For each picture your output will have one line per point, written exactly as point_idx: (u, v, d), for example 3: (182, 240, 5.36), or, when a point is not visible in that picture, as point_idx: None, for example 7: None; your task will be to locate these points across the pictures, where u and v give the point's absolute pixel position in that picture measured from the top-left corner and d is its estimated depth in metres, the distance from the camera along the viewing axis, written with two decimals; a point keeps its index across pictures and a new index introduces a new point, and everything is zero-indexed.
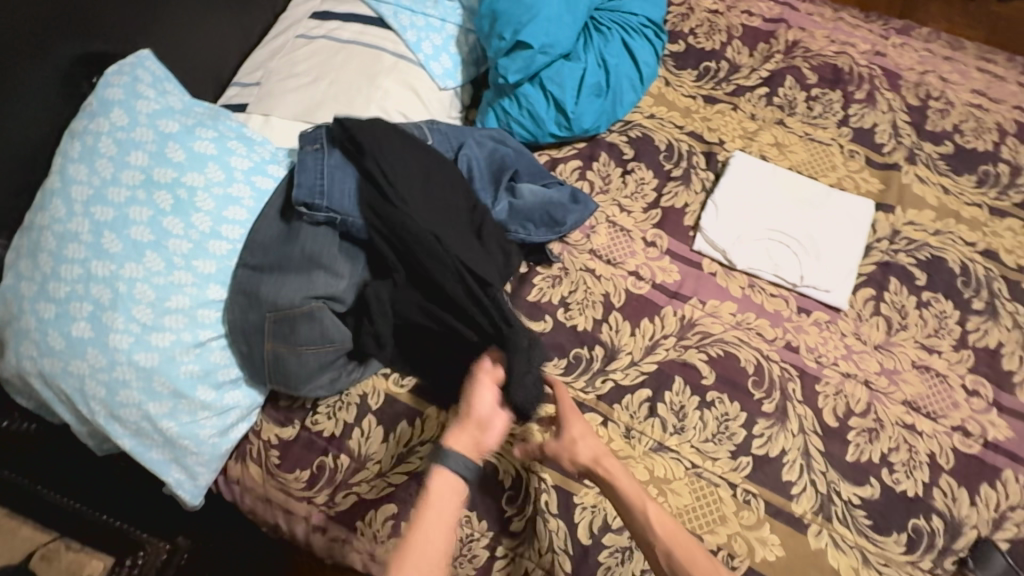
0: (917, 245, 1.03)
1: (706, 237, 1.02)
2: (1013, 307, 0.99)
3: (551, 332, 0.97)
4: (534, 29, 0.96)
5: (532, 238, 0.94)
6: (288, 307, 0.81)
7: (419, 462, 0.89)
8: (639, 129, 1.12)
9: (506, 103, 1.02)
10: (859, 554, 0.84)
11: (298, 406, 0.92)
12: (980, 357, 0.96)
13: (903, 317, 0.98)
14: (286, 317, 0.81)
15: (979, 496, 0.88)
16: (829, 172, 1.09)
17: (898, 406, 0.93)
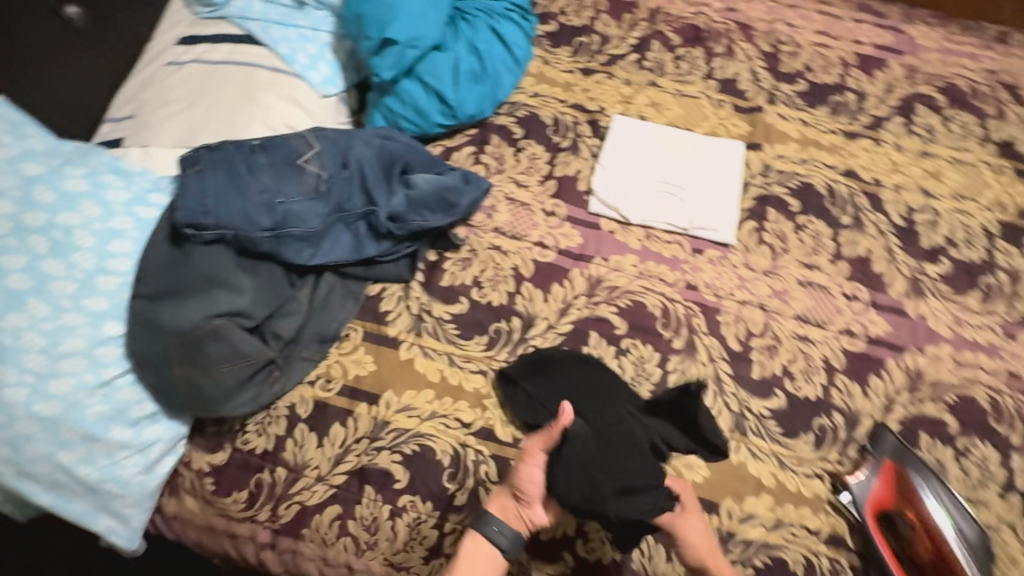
0: (787, 176, 1.13)
1: (599, 199, 1.09)
2: (875, 217, 1.10)
3: (468, 311, 1.00)
4: (398, 25, 0.98)
5: (431, 224, 0.97)
6: (190, 330, 0.81)
7: (357, 459, 0.90)
8: (525, 108, 1.17)
9: (388, 100, 1.05)
10: (775, 459, 0.92)
11: (226, 429, 0.91)
12: (854, 266, 1.06)
13: (784, 241, 1.08)
14: (190, 339, 0.81)
15: (870, 387, 0.98)
16: (702, 122, 1.17)
17: (791, 322, 1.02)
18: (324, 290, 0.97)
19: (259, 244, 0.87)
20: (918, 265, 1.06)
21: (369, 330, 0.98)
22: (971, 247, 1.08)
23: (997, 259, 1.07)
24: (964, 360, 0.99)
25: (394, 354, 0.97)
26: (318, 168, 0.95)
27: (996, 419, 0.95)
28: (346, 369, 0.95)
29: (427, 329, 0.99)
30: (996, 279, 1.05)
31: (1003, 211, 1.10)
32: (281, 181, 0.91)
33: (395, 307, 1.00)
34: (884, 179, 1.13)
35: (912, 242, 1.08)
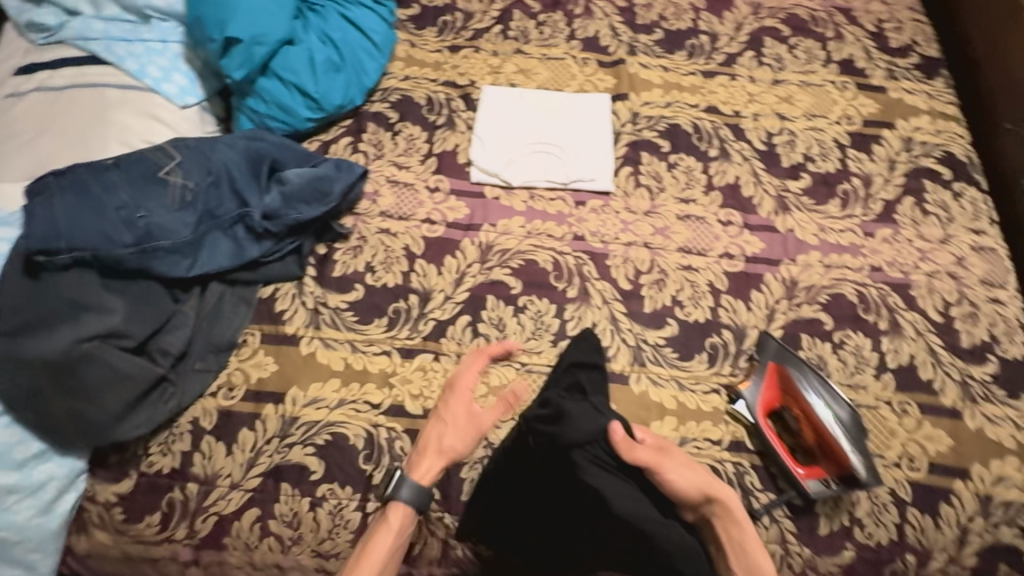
0: (655, 120, 1.18)
1: (480, 168, 1.11)
2: (739, 146, 1.17)
3: (364, 297, 1.01)
4: (239, 23, 0.98)
5: (309, 216, 0.97)
6: (60, 358, 0.81)
7: (270, 460, 0.90)
8: (398, 92, 1.17)
9: (249, 102, 1.04)
10: (675, 383, 0.98)
11: (128, 456, 0.88)
12: (725, 193, 1.13)
13: (660, 181, 1.13)
14: (65, 365, 0.81)
15: (753, 302, 1.04)
16: (570, 82, 1.21)
17: (675, 254, 1.08)
18: (212, 300, 0.95)
19: (125, 261, 0.87)
20: (782, 184, 1.14)
21: (266, 332, 0.97)
22: (827, 160, 1.16)
23: (850, 167, 1.16)
24: (831, 262, 1.07)
25: (295, 351, 0.97)
26: (183, 177, 0.93)
27: (864, 310, 1.04)
28: (247, 374, 0.94)
29: (325, 321, 0.99)
30: (851, 185, 1.14)
31: (850, 123, 1.20)
32: (142, 195, 0.90)
33: (289, 305, 0.99)
34: (743, 110, 1.20)
35: (774, 164, 1.16)
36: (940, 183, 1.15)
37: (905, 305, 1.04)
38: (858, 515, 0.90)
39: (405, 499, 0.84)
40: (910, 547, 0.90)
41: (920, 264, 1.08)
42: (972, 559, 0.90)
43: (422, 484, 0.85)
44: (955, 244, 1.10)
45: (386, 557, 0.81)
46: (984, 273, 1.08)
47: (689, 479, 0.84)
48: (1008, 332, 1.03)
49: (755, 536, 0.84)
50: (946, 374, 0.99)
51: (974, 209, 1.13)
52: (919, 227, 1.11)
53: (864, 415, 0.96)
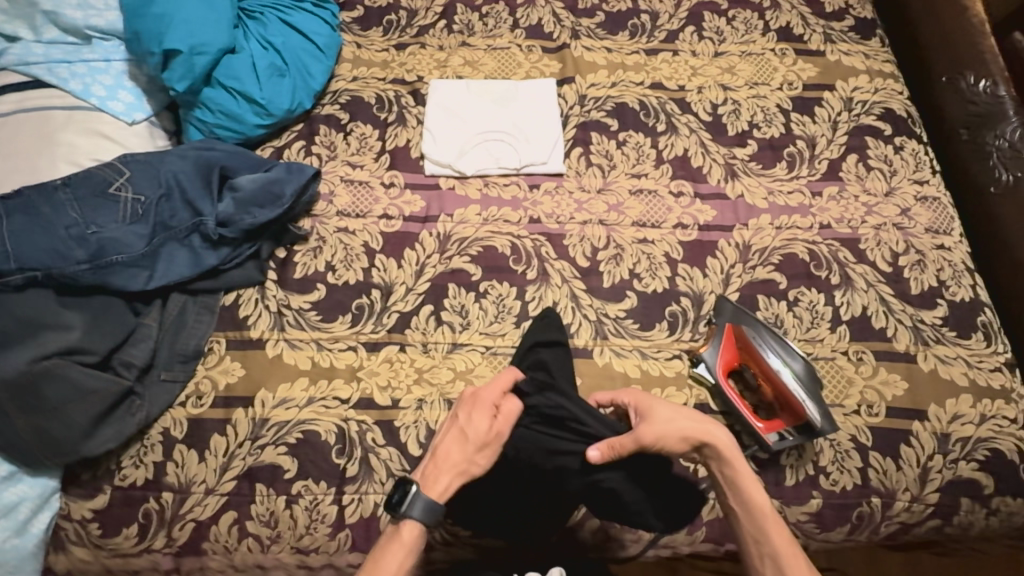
0: (602, 101, 1.21)
1: (432, 160, 1.13)
2: (685, 119, 1.20)
3: (327, 296, 1.02)
4: (176, 35, 1.00)
5: (262, 219, 0.98)
6: (18, 377, 0.81)
7: (243, 462, 0.90)
8: (347, 94, 1.18)
9: (198, 114, 1.06)
10: (638, 353, 1.00)
11: (101, 472, 0.89)
12: (675, 165, 1.15)
13: (611, 159, 1.16)
14: (24, 384, 0.82)
15: (709, 268, 1.07)
16: (516, 70, 1.23)
17: (630, 229, 1.10)
18: (174, 311, 0.96)
19: (79, 278, 0.88)
20: (729, 152, 1.17)
21: (231, 338, 0.98)
22: (771, 126, 1.19)
23: (794, 130, 1.19)
24: (782, 224, 1.10)
25: (261, 355, 0.97)
26: (134, 192, 0.94)
27: (816, 267, 1.07)
28: (215, 381, 0.95)
29: (290, 322, 1.00)
30: (796, 147, 1.17)
31: (792, 88, 1.23)
32: (93, 212, 0.91)
33: (253, 310, 1.00)
34: (687, 84, 1.23)
35: (720, 133, 1.18)
36: (881, 139, 1.18)
37: (855, 259, 1.07)
38: (822, 463, 0.93)
39: (415, 515, 0.77)
40: (874, 490, 0.93)
41: (867, 218, 1.11)
42: (933, 496, 0.93)
43: (435, 503, 0.78)
44: (899, 196, 1.13)
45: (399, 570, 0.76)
46: (929, 221, 1.11)
47: (677, 427, 0.82)
48: (955, 276, 1.07)
49: (751, 476, 0.82)
50: (898, 322, 1.02)
51: (916, 161, 1.17)
52: (863, 182, 1.14)
53: (821, 367, 0.99)
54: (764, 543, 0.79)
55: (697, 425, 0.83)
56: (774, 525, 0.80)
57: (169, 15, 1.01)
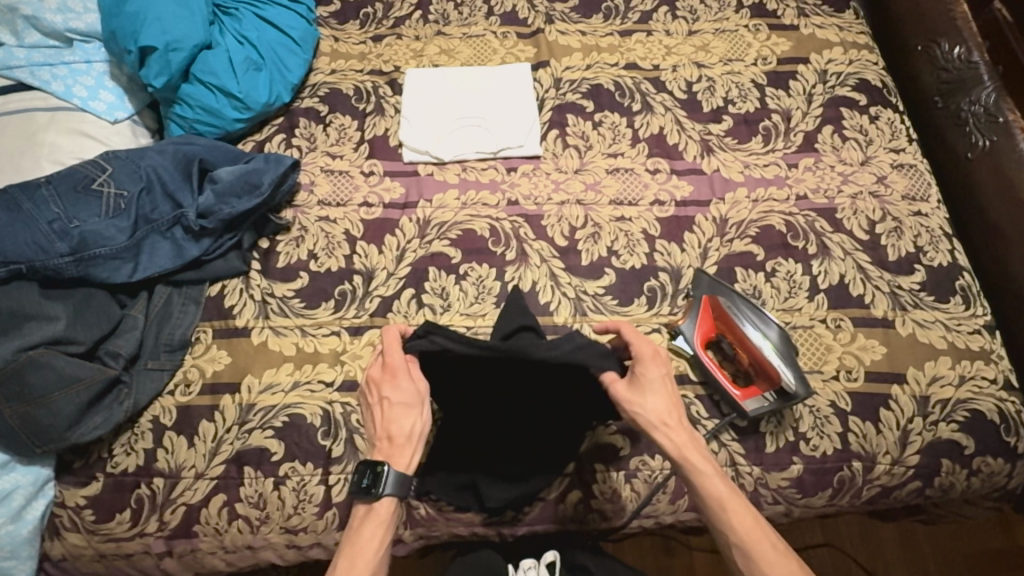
0: (578, 83, 1.22)
1: (410, 148, 1.14)
2: (661, 98, 1.21)
3: (310, 283, 1.04)
4: (152, 32, 1.02)
5: (240, 209, 1.00)
6: (5, 366, 0.84)
7: (231, 447, 0.92)
8: (326, 86, 1.20)
9: (177, 109, 1.08)
10: None
11: (93, 460, 0.91)
12: (651, 144, 1.16)
13: (587, 140, 1.17)
14: (10, 374, 0.84)
15: (686, 243, 1.08)
16: (492, 56, 1.25)
17: (608, 208, 1.11)
18: (160, 302, 0.99)
19: (63, 270, 0.91)
20: (705, 128, 1.18)
21: (217, 327, 1.00)
22: (746, 101, 1.20)
23: (770, 104, 1.19)
24: (758, 197, 1.11)
25: (246, 343, 0.99)
26: (116, 187, 0.96)
27: (793, 238, 1.07)
28: (202, 369, 0.97)
29: (273, 310, 1.02)
30: (772, 121, 1.18)
31: (766, 63, 1.23)
32: (75, 207, 0.93)
33: (237, 299, 1.02)
34: (662, 64, 1.24)
35: (695, 110, 1.19)
36: (857, 110, 1.19)
37: (832, 228, 1.08)
38: (802, 430, 0.94)
39: (391, 493, 0.79)
40: (854, 454, 0.93)
41: (844, 187, 1.11)
42: (914, 458, 0.93)
43: (405, 475, 0.79)
44: (876, 165, 1.13)
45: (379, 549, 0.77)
46: (905, 189, 1.11)
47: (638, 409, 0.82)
48: (932, 241, 1.07)
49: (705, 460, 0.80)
50: (876, 288, 1.03)
51: (891, 129, 1.17)
52: (839, 152, 1.15)
53: (799, 335, 1.00)
54: (727, 527, 0.76)
55: (659, 407, 0.82)
56: (736, 509, 0.76)
57: (144, 13, 1.03)
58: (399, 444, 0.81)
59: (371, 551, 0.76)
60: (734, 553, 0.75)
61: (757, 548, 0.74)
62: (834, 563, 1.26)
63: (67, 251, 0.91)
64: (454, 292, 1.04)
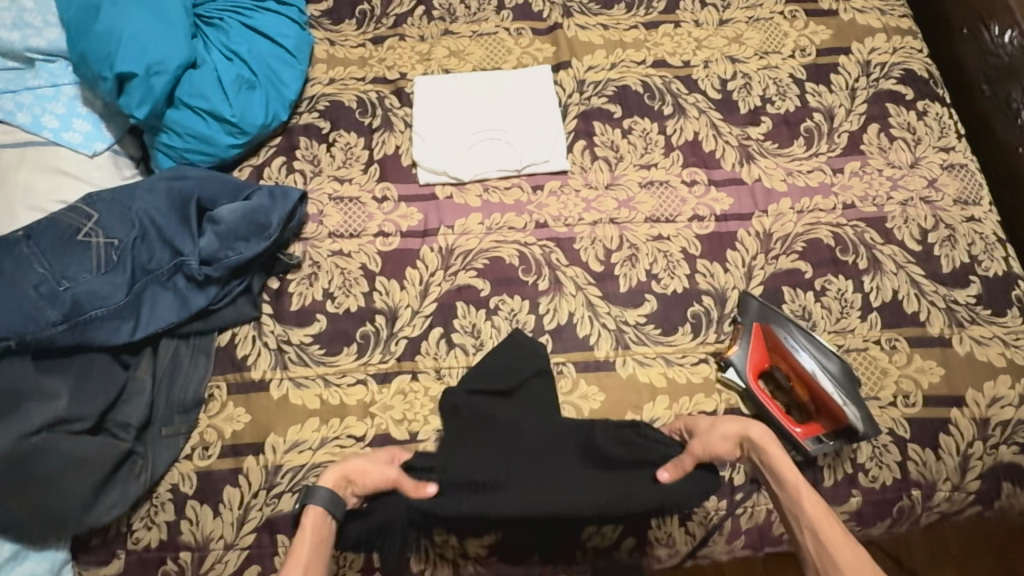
0: (603, 85, 1.11)
1: (425, 168, 1.05)
2: (693, 98, 1.11)
3: (329, 326, 0.95)
4: (128, 55, 0.90)
5: (249, 254, 0.91)
6: (10, 451, 0.77)
7: (260, 513, 0.86)
8: (325, 99, 1.08)
9: (164, 139, 0.97)
10: (662, 360, 0.95)
11: (111, 537, 0.84)
12: (686, 151, 1.08)
13: (617, 150, 1.07)
14: (14, 460, 0.77)
15: (729, 262, 1.01)
16: (507, 57, 1.13)
17: (644, 226, 1.03)
18: (166, 358, 0.90)
19: (57, 338, 0.82)
20: (742, 132, 1.09)
21: (232, 381, 0.92)
22: (786, 99, 1.11)
23: (810, 102, 1.11)
24: (803, 207, 1.04)
25: (266, 398, 0.91)
26: (106, 236, 0.86)
27: (842, 251, 1.01)
28: (220, 430, 0.89)
29: (292, 359, 0.94)
30: (814, 121, 1.09)
31: (804, 55, 1.14)
32: (63, 263, 0.84)
33: (251, 349, 0.93)
34: (692, 59, 1.14)
35: (731, 111, 1.10)
36: (903, 105, 1.10)
37: (882, 239, 1.02)
38: (860, 461, 0.90)
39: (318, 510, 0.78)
40: (913, 482, 0.90)
41: (893, 194, 1.04)
42: (975, 484, 0.90)
43: (338, 492, 0.80)
44: (925, 167, 1.06)
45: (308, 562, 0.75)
46: (957, 192, 1.05)
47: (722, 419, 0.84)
48: (987, 249, 1.01)
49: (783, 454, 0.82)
50: (931, 305, 0.97)
51: (940, 126, 1.09)
52: (887, 154, 1.07)
53: (854, 360, 0.95)
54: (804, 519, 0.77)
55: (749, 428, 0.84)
56: (807, 491, 0.79)
57: (117, 31, 0.90)
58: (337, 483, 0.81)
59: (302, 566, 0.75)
60: (813, 538, 0.76)
61: (829, 537, 0.75)
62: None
63: (60, 319, 0.82)
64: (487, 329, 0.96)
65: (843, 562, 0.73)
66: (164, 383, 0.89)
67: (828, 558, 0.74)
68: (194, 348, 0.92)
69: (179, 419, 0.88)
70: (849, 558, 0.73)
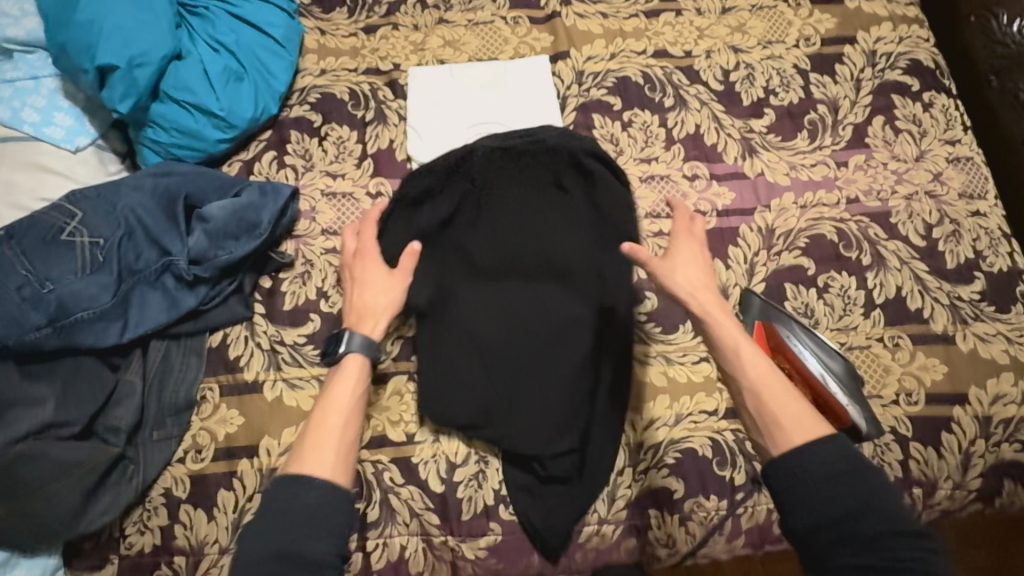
0: (602, 76, 1.08)
1: (420, 163, 1.02)
2: (695, 90, 1.08)
3: (323, 326, 0.93)
4: (110, 46, 0.86)
5: (239, 253, 0.88)
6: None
7: (255, 517, 0.85)
8: (316, 91, 1.05)
9: (150, 134, 0.93)
10: (662, 358, 0.94)
11: (103, 542, 0.83)
12: (687, 145, 1.05)
13: (617, 143, 1.05)
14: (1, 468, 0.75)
15: (731, 259, 0.99)
16: (503, 47, 1.10)
17: (644, 222, 1.01)
18: (156, 359, 0.88)
19: (42, 342, 0.80)
20: (745, 124, 1.06)
21: (224, 382, 0.90)
22: (789, 90, 1.08)
23: (814, 93, 1.08)
24: (806, 202, 1.02)
25: (259, 400, 0.90)
26: (90, 235, 0.84)
27: (845, 247, 0.99)
28: (213, 433, 0.88)
29: (285, 360, 0.91)
30: (818, 113, 1.07)
31: (809, 44, 1.11)
32: (46, 264, 0.81)
33: (243, 350, 0.91)
34: (694, 49, 1.11)
35: (733, 103, 1.07)
36: (909, 96, 1.08)
37: (886, 235, 1.00)
38: (862, 460, 0.89)
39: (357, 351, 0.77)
40: (915, 481, 0.89)
41: (897, 188, 1.02)
42: (976, 482, 0.90)
43: (375, 337, 0.79)
44: (931, 160, 1.04)
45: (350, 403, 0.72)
46: (962, 186, 1.03)
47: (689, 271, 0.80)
48: (991, 244, 1.00)
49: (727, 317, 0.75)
50: (935, 301, 0.96)
51: (946, 117, 1.07)
52: (892, 147, 1.05)
53: (857, 358, 0.93)
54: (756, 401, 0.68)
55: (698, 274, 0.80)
56: (747, 353, 0.71)
57: (99, 21, 0.87)
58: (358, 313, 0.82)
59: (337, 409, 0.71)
60: (775, 411, 0.66)
61: (771, 399, 0.67)
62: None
63: (44, 322, 0.79)
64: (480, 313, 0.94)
65: (795, 433, 0.64)
66: (154, 385, 0.87)
67: (770, 417, 0.66)
68: (184, 350, 0.90)
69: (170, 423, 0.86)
70: (792, 417, 0.65)
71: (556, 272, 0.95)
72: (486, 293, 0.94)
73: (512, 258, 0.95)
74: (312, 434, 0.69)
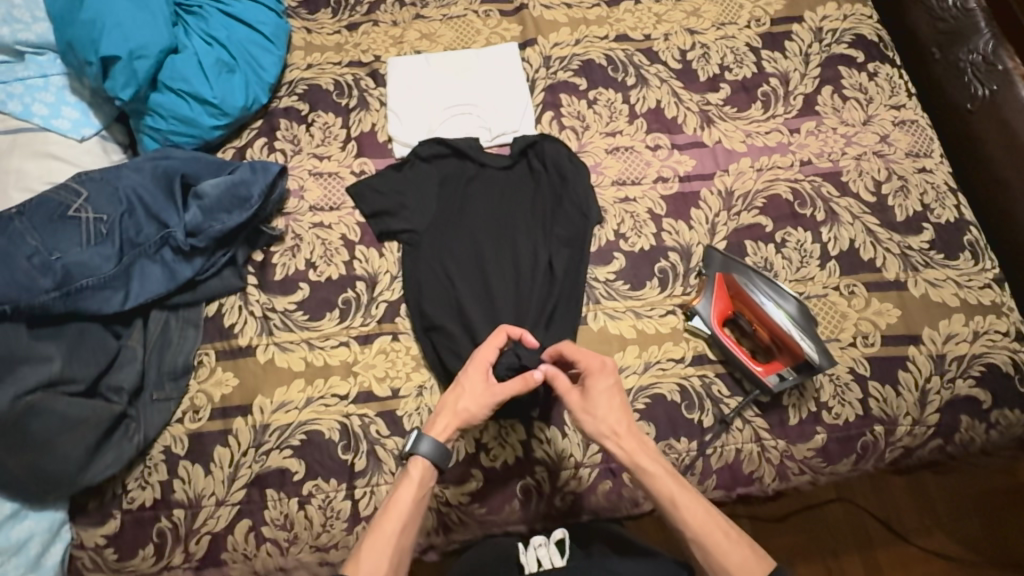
0: (568, 60, 1.17)
1: (400, 142, 1.10)
2: (655, 69, 1.16)
3: (312, 294, 1.00)
4: (113, 40, 0.95)
5: (232, 224, 0.95)
6: None
7: (250, 470, 0.90)
8: (304, 83, 1.13)
9: (149, 122, 1.02)
10: (631, 313, 0.99)
11: (107, 498, 0.88)
12: (649, 119, 1.13)
13: (583, 119, 1.12)
14: (9, 421, 0.80)
15: (694, 220, 1.05)
16: (476, 38, 1.19)
17: (611, 189, 1.07)
18: (157, 327, 0.94)
19: (50, 306, 0.87)
20: (702, 98, 1.14)
21: (220, 348, 0.96)
22: (743, 66, 1.16)
23: (766, 68, 1.16)
24: (762, 165, 1.09)
25: (252, 362, 0.95)
26: (94, 212, 0.91)
27: (800, 206, 1.06)
28: (209, 394, 0.93)
29: (277, 325, 0.98)
30: (770, 86, 1.15)
31: (759, 24, 1.19)
32: (54, 238, 0.88)
33: (237, 317, 0.98)
34: (653, 33, 1.19)
35: (691, 79, 1.15)
36: (855, 67, 1.16)
37: (839, 192, 1.06)
38: (823, 399, 0.94)
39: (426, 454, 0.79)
40: (876, 418, 0.94)
41: (847, 149, 1.09)
42: (934, 417, 0.94)
43: (444, 442, 0.80)
44: (877, 123, 1.11)
45: (412, 509, 0.76)
46: (909, 145, 1.10)
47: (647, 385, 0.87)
48: (938, 198, 1.06)
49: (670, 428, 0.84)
50: (886, 251, 1.02)
51: (891, 85, 1.14)
52: (840, 114, 1.12)
53: (815, 305, 0.99)
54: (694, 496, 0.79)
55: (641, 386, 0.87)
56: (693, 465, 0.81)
57: (100, 19, 0.96)
58: (449, 414, 0.82)
59: (403, 511, 0.76)
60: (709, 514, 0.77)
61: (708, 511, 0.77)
62: (852, 529, 1.22)
63: (52, 286, 0.86)
64: (452, 263, 1.00)
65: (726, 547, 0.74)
66: (153, 351, 0.93)
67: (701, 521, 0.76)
68: (181, 318, 0.96)
69: (169, 385, 0.92)
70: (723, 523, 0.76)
71: (526, 223, 1.04)
72: (458, 244, 1.01)
73: (479, 213, 1.04)
74: (375, 526, 0.75)
